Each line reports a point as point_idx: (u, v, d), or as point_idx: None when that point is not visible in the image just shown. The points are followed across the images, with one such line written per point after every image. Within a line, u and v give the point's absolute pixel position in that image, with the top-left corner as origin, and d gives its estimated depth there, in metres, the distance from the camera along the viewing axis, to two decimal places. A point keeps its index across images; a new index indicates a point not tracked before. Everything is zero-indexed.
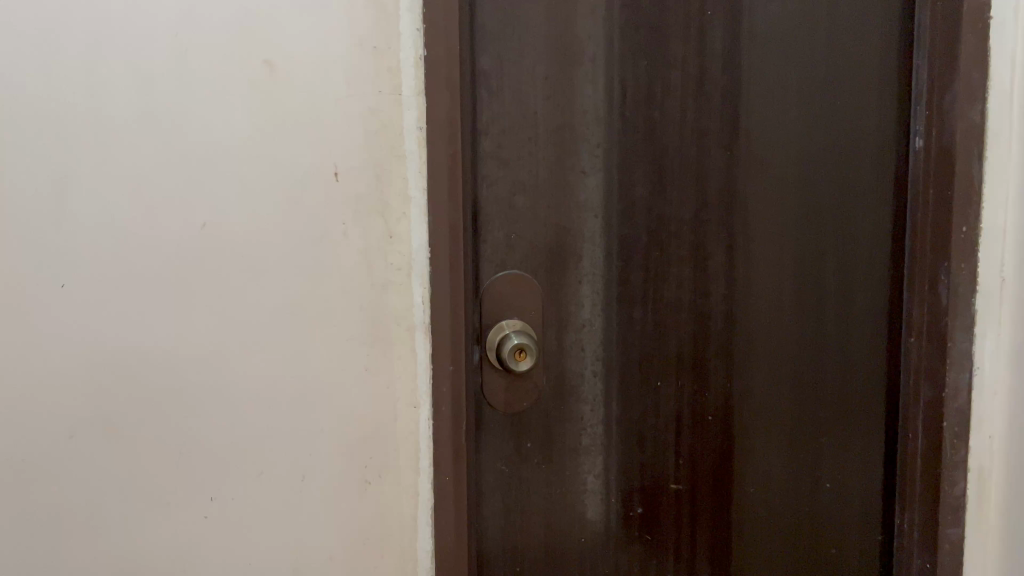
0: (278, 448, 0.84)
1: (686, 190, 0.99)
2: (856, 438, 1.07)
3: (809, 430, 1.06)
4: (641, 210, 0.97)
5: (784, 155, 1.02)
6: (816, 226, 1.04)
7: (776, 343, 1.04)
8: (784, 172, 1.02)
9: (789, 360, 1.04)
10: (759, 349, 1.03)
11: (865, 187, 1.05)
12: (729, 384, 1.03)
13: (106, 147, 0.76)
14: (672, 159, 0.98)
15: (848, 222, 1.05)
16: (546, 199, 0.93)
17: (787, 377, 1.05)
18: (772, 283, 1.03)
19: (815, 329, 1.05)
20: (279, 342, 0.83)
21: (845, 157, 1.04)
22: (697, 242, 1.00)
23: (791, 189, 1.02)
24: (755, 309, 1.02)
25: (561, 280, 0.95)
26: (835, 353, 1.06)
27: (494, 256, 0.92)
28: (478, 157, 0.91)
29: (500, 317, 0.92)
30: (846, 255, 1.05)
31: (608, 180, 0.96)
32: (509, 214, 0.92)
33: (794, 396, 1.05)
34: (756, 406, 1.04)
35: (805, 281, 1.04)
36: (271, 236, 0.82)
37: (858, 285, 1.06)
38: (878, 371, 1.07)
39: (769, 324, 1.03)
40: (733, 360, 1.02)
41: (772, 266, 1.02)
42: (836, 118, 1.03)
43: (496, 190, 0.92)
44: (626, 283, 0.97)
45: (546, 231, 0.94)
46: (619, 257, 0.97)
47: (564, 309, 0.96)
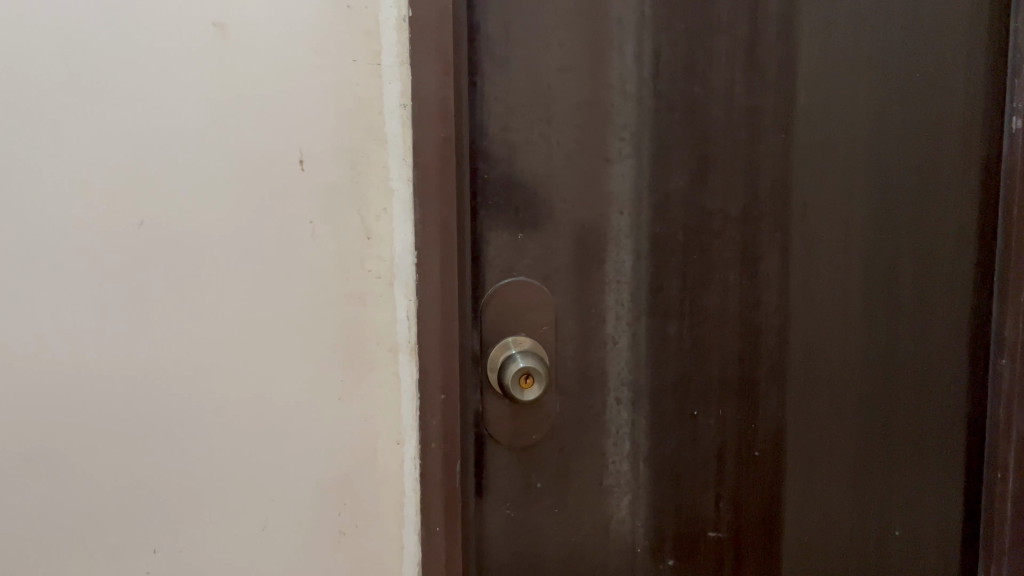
0: (240, 492, 0.70)
1: (733, 181, 0.82)
2: (933, 477, 0.90)
3: (878, 469, 0.89)
4: (678, 206, 0.81)
5: (852, 139, 0.85)
6: (890, 224, 0.86)
7: (840, 364, 0.87)
8: (852, 160, 0.85)
9: (855, 386, 0.87)
10: (819, 372, 0.86)
11: (951, 178, 0.87)
12: (782, 412, 0.86)
13: (43, 123, 0.62)
14: (716, 144, 0.81)
15: (929, 220, 0.87)
16: (562, 192, 0.78)
17: (852, 405, 0.88)
18: (837, 293, 0.86)
19: (887, 347, 0.87)
20: (256, 361, 0.69)
21: (926, 141, 0.86)
22: (745, 244, 0.83)
23: (861, 180, 0.85)
24: (816, 324, 0.86)
25: (580, 290, 0.80)
26: (911, 376, 0.88)
27: (499, 260, 0.77)
28: (478, 141, 0.75)
29: (506, 334, 0.78)
30: (927, 261, 0.87)
31: (637, 170, 0.80)
32: (517, 211, 0.77)
33: (862, 427, 0.88)
34: (814, 438, 0.87)
35: (877, 290, 0.86)
36: (245, 234, 0.67)
37: (941, 296, 0.88)
38: (960, 398, 0.89)
39: (832, 342, 0.86)
40: (788, 384, 0.86)
41: (836, 271, 0.86)
42: (919, 93, 0.85)
43: (501, 181, 0.76)
44: (660, 292, 0.82)
45: (562, 231, 0.79)
46: (652, 262, 0.81)
47: (584, 324, 0.80)
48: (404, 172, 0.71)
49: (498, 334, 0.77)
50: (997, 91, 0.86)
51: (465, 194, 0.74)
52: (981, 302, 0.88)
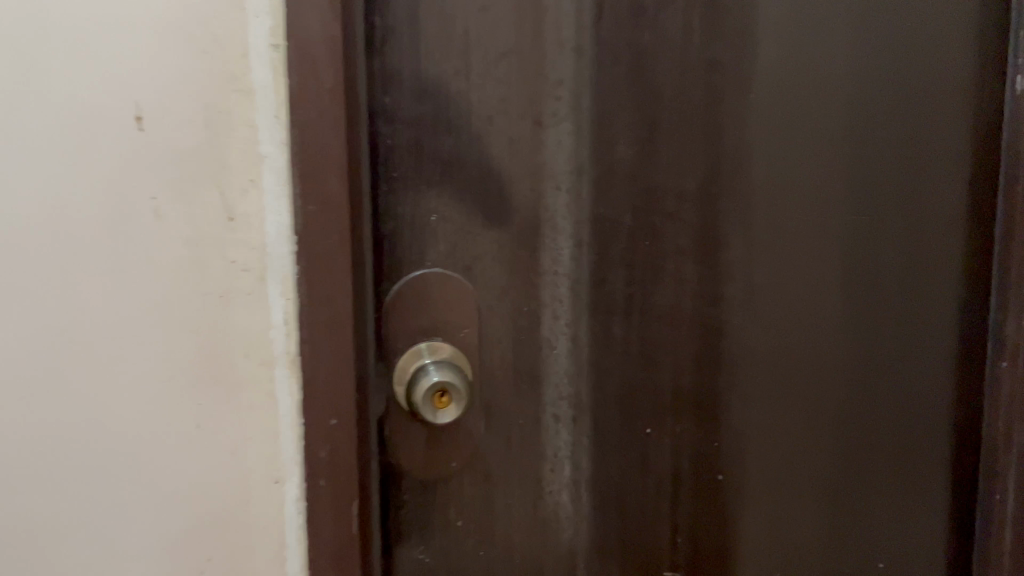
0: (133, 543, 0.53)
1: (691, 150, 0.67)
2: (920, 501, 0.76)
3: (859, 492, 0.75)
4: (623, 181, 0.66)
5: (826, 98, 0.69)
6: (868, 201, 0.71)
7: (811, 372, 0.72)
8: (825, 125, 0.69)
9: (832, 397, 0.73)
10: (791, 381, 0.72)
11: (938, 149, 0.71)
12: (748, 427, 0.72)
13: None
14: (666, 104, 0.66)
15: (914, 195, 0.72)
16: (485, 164, 0.63)
17: (823, 420, 0.73)
18: (809, 285, 0.71)
19: (864, 351, 0.73)
20: (136, 376, 0.52)
21: (913, 102, 0.71)
22: (702, 227, 0.68)
23: (835, 150, 0.70)
24: (784, 323, 0.71)
25: (507, 284, 0.65)
26: (895, 385, 0.74)
27: (411, 248, 0.62)
28: (376, 99, 0.60)
29: (417, 340, 0.62)
30: (911, 246, 0.72)
31: (573, 137, 0.65)
32: (427, 188, 0.62)
33: (834, 445, 0.74)
34: (778, 458, 0.73)
35: (854, 281, 0.72)
36: (118, 209, 0.51)
37: (927, 289, 0.73)
38: (945, 408, 0.75)
39: (801, 344, 0.72)
40: (756, 396, 0.71)
41: (811, 259, 0.71)
42: (903, 48, 0.70)
43: (407, 149, 0.61)
44: (605, 284, 0.67)
45: (483, 212, 0.64)
46: (594, 250, 0.66)
47: (514, 326, 0.65)
48: (279, 133, 0.55)
49: (406, 340, 0.62)
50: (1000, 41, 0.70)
51: (361, 165, 0.59)
52: (974, 294, 0.74)
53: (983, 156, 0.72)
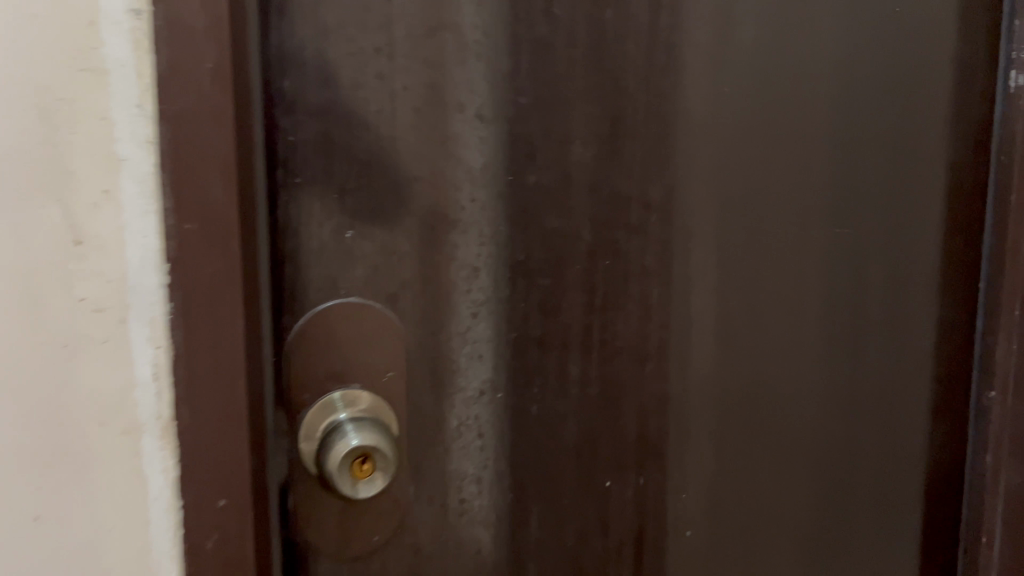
0: None
1: (661, 150, 0.55)
2: (906, 547, 0.67)
3: (841, 541, 0.65)
4: (581, 188, 0.53)
5: (812, 90, 0.58)
6: (857, 210, 0.60)
7: (792, 412, 0.61)
8: (811, 121, 0.58)
9: (814, 436, 0.62)
10: (768, 420, 0.60)
11: (932, 150, 0.62)
12: (720, 475, 0.60)
13: None
14: (631, 93, 0.54)
15: (904, 204, 0.61)
16: (411, 166, 0.50)
17: (803, 466, 0.62)
18: (790, 310, 0.60)
19: (849, 385, 0.62)
20: None
21: (908, 97, 0.61)
22: (671, 243, 0.56)
23: (821, 151, 0.59)
24: (766, 355, 0.60)
25: (439, 315, 0.52)
26: (882, 420, 0.64)
27: (318, 273, 0.49)
28: (273, 83, 0.47)
29: (328, 388, 0.50)
30: (901, 265, 0.62)
31: (520, 133, 0.52)
32: (340, 196, 0.49)
33: (815, 495, 0.63)
34: (754, 514, 0.61)
35: (839, 305, 0.61)
36: None
37: (915, 311, 0.64)
38: (933, 444, 0.66)
39: (781, 380, 0.60)
40: (728, 438, 0.59)
41: (794, 277, 0.59)
42: (900, 33, 0.59)
43: (313, 148, 0.48)
44: (558, 313, 0.54)
45: (411, 227, 0.51)
46: (545, 272, 0.53)
47: (446, 367, 0.52)
48: (143, 128, 0.41)
49: (315, 389, 0.49)
50: (995, 27, 0.61)
51: (257, 170, 0.46)
52: (963, 315, 0.65)
53: (975, 160, 0.63)
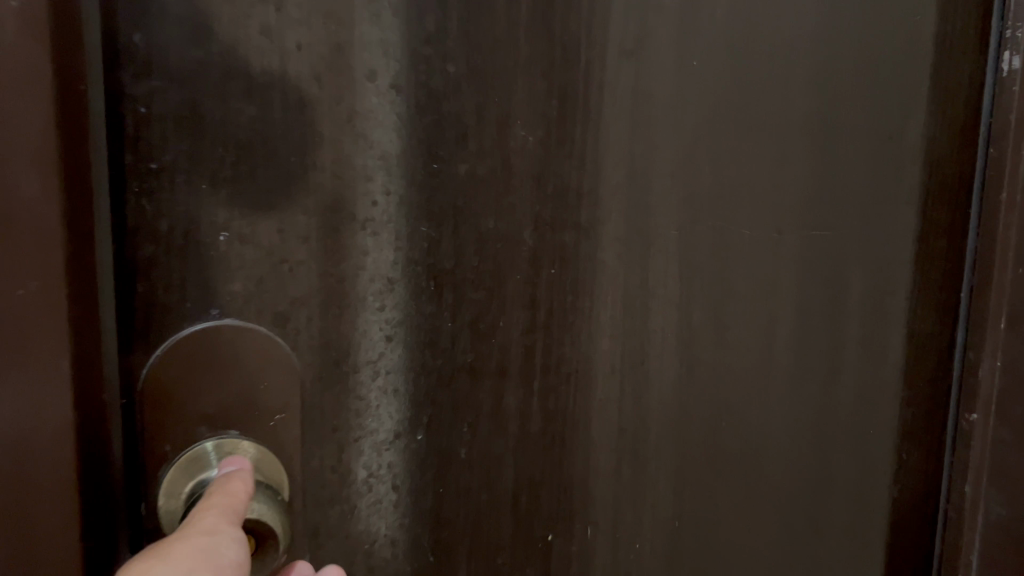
0: None
1: (622, 135, 0.45)
2: None
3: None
4: (523, 180, 0.43)
5: (792, 68, 0.49)
6: (837, 210, 0.52)
7: (762, 443, 0.52)
8: (790, 105, 0.49)
9: (786, 471, 0.54)
10: (735, 455, 0.51)
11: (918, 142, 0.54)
12: (679, 520, 0.51)
13: None
14: (585, 63, 0.43)
15: (886, 205, 0.53)
16: (307, 148, 0.38)
17: (772, 507, 0.53)
18: (764, 327, 0.50)
19: (823, 411, 0.54)
20: None
21: (895, 79, 0.52)
22: (629, 248, 0.46)
23: (799, 141, 0.50)
24: (733, 380, 0.50)
25: (344, 340, 0.41)
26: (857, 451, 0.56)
27: (183, 289, 0.37)
28: (119, 34, 0.35)
29: (194, 436, 0.38)
30: (882, 271, 0.54)
31: (448, 110, 0.41)
32: (211, 188, 0.37)
33: (787, 535, 0.55)
34: (721, 562, 0.52)
35: (818, 321, 0.52)
36: None
37: (893, 327, 0.55)
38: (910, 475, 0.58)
39: (750, 407, 0.51)
40: (690, 477, 0.50)
41: (769, 289, 0.50)
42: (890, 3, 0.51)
43: (173, 123, 0.36)
44: (492, 334, 0.44)
45: (305, 230, 0.39)
46: (478, 284, 0.43)
47: (352, 404, 0.42)
48: None
49: (177, 438, 0.38)
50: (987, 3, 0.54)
51: (95, 152, 0.34)
52: (946, 329, 0.57)
53: (961, 153, 0.55)
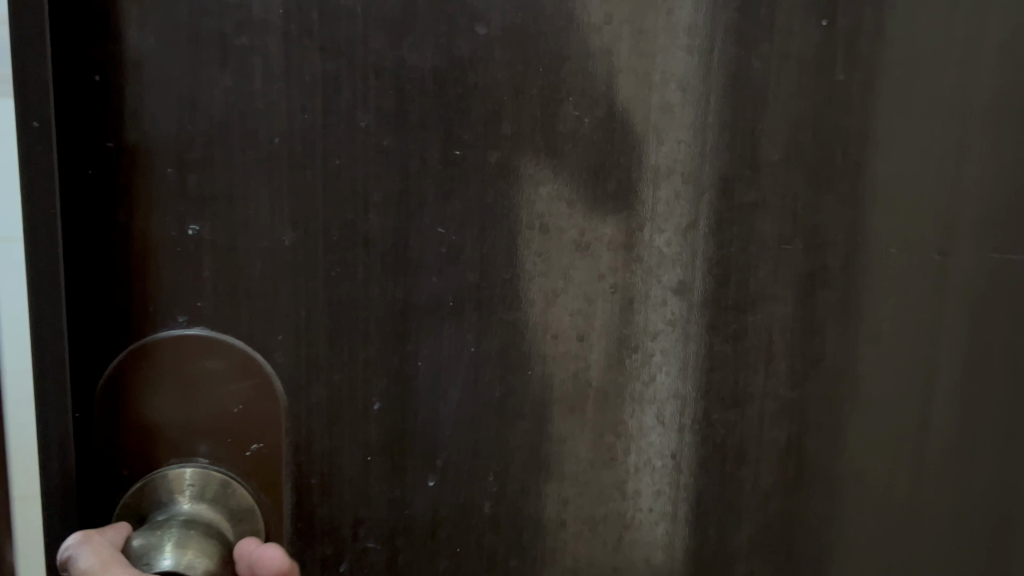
0: None
1: (716, 118, 0.34)
2: None
3: None
4: (575, 174, 0.33)
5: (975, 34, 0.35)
6: None
7: (910, 536, 0.39)
8: (971, 87, 0.35)
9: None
10: (866, 544, 0.38)
11: None
12: None
13: None
14: (665, 21, 0.33)
15: None
16: (294, 129, 0.31)
17: None
18: (913, 380, 0.37)
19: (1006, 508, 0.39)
20: None
21: None
22: (723, 266, 0.35)
23: (981, 133, 0.36)
24: (866, 447, 0.38)
25: (339, 363, 0.33)
26: None
27: (143, 290, 0.32)
28: None
29: (159, 461, 0.33)
30: None
31: (475, 82, 0.32)
32: (178, 172, 0.31)
33: None
34: None
35: (996, 383, 0.38)
36: None
37: None
38: None
39: (892, 487, 0.38)
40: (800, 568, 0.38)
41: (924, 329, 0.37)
42: None
43: (134, 95, 0.30)
44: (529, 365, 0.35)
45: (287, 227, 0.32)
46: (512, 301, 0.34)
47: (351, 440, 0.34)
48: None
49: (140, 463, 0.33)
50: None
51: (29, 129, 0.29)
52: None
53: None
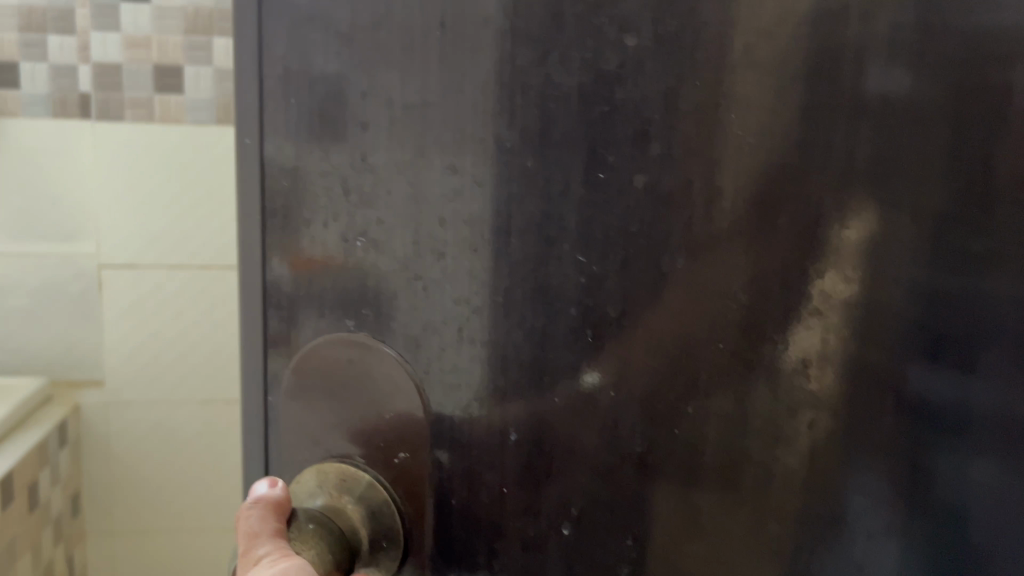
0: None
1: (928, 137, 0.27)
2: None
3: None
4: (736, 203, 0.28)
5: None
6: None
7: None
8: None
9: None
10: None
11: None
12: None
13: None
14: (856, 16, 0.26)
15: None
16: (446, 149, 0.32)
17: None
18: None
19: None
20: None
21: None
22: (941, 326, 0.27)
23: None
24: None
25: (482, 383, 0.33)
26: None
27: (320, 294, 0.34)
28: (272, 24, 0.33)
29: (326, 453, 0.35)
30: None
31: (623, 100, 0.29)
32: (349, 186, 0.33)
33: None
34: None
35: None
36: None
37: None
38: None
39: None
40: None
41: None
42: None
43: (315, 116, 0.33)
44: (678, 419, 0.30)
45: (442, 244, 0.32)
46: (659, 342, 0.30)
47: (494, 464, 0.33)
48: None
49: (312, 450, 0.35)
50: None
51: (242, 145, 0.34)
52: None
53: None
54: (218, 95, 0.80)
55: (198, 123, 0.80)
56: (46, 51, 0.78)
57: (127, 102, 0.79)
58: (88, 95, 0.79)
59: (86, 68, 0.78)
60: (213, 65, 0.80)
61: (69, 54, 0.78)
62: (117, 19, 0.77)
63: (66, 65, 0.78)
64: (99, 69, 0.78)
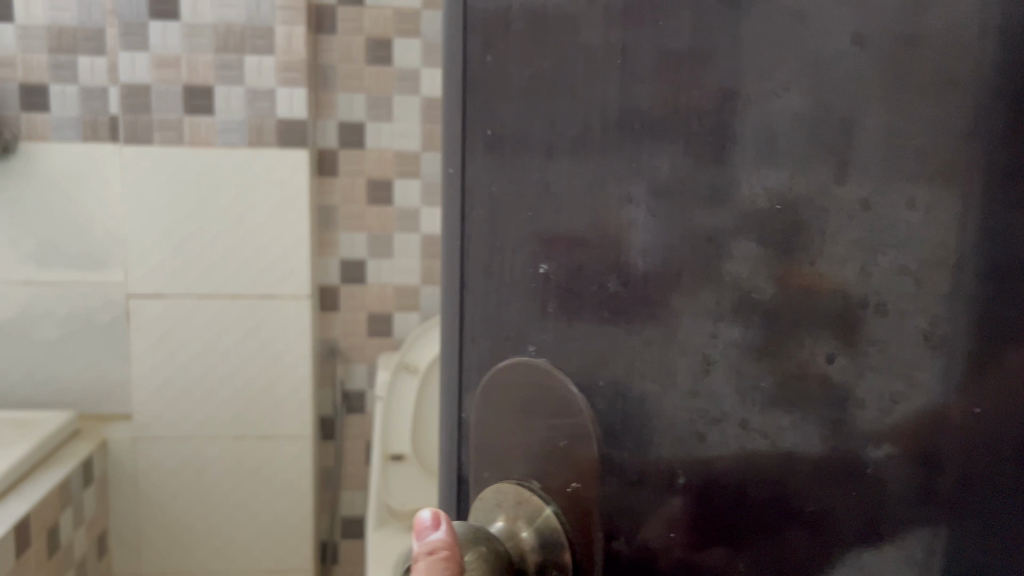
0: None
1: None
2: None
3: None
4: (928, 243, 0.25)
5: None
6: None
7: None
8: None
9: None
10: None
11: None
12: None
13: None
14: None
15: None
16: (612, 175, 0.31)
17: None
18: None
19: None
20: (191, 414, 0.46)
21: None
22: None
23: None
24: None
25: (645, 421, 0.32)
26: None
27: (510, 316, 0.36)
28: (480, 63, 0.36)
29: (514, 474, 0.36)
30: None
31: (803, 121, 0.26)
32: (537, 213, 0.34)
33: None
34: None
35: None
36: None
37: None
38: None
39: None
40: None
41: None
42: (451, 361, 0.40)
43: (505, 148, 0.35)
44: (860, 483, 0.26)
45: (614, 274, 0.32)
46: (837, 395, 0.27)
47: (656, 507, 0.31)
48: None
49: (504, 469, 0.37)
50: None
51: (450, 173, 0.39)
52: None
53: None
54: (249, 114, 1.16)
55: (226, 142, 1.17)
56: (79, 79, 1.19)
57: (156, 123, 1.15)
58: (116, 117, 1.19)
59: (109, 90, 1.19)
60: (242, 85, 1.15)
61: (93, 86, 1.19)
62: (147, 43, 1.12)
63: (94, 89, 1.19)
64: (129, 91, 1.13)
